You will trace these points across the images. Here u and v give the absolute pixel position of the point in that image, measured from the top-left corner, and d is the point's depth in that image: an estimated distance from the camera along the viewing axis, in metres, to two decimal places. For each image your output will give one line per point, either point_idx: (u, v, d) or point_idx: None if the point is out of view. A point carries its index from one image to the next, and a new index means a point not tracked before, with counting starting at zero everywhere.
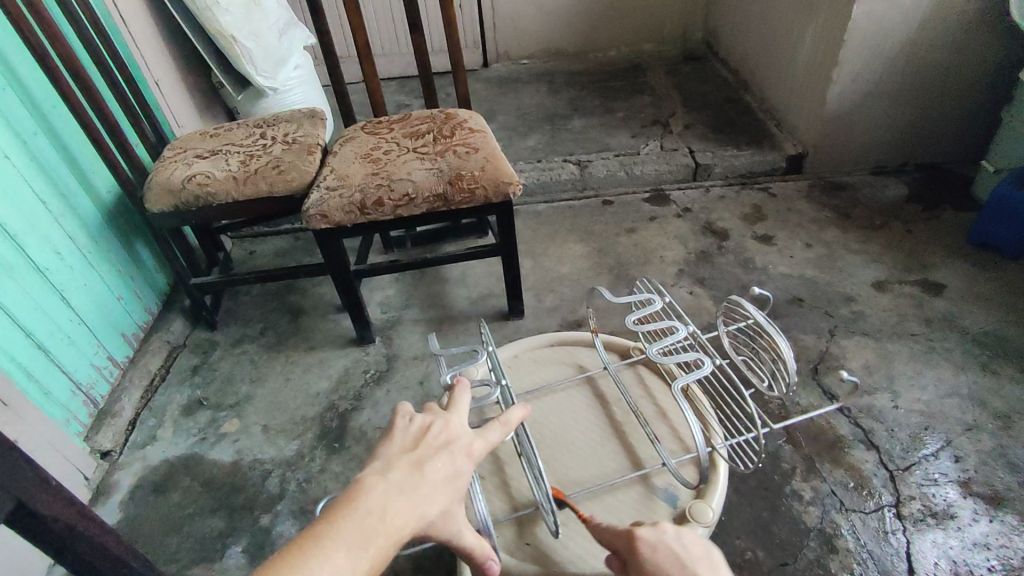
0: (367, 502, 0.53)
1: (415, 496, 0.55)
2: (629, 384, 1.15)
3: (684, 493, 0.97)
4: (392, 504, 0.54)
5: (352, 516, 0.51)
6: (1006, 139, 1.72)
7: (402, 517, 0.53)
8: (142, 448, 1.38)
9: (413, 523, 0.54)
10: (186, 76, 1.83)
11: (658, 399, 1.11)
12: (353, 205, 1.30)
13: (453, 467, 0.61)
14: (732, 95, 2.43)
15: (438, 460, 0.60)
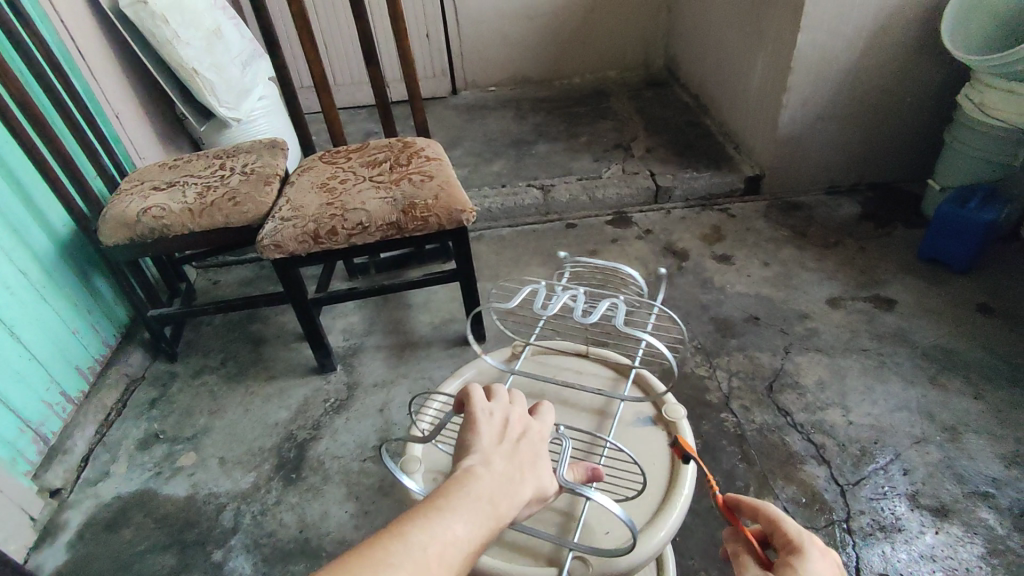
0: (475, 487, 0.55)
1: (512, 481, 0.58)
2: (537, 373, 1.04)
3: (646, 410, 0.97)
4: (490, 488, 0.55)
5: (457, 499, 0.53)
6: (948, 159, 1.79)
7: (501, 500, 0.55)
8: (94, 485, 1.36)
9: (513, 507, 0.56)
10: (148, 108, 1.84)
11: (576, 375, 1.03)
12: (308, 234, 1.31)
13: (537, 453, 0.64)
14: (692, 119, 2.49)
15: (523, 448, 0.62)
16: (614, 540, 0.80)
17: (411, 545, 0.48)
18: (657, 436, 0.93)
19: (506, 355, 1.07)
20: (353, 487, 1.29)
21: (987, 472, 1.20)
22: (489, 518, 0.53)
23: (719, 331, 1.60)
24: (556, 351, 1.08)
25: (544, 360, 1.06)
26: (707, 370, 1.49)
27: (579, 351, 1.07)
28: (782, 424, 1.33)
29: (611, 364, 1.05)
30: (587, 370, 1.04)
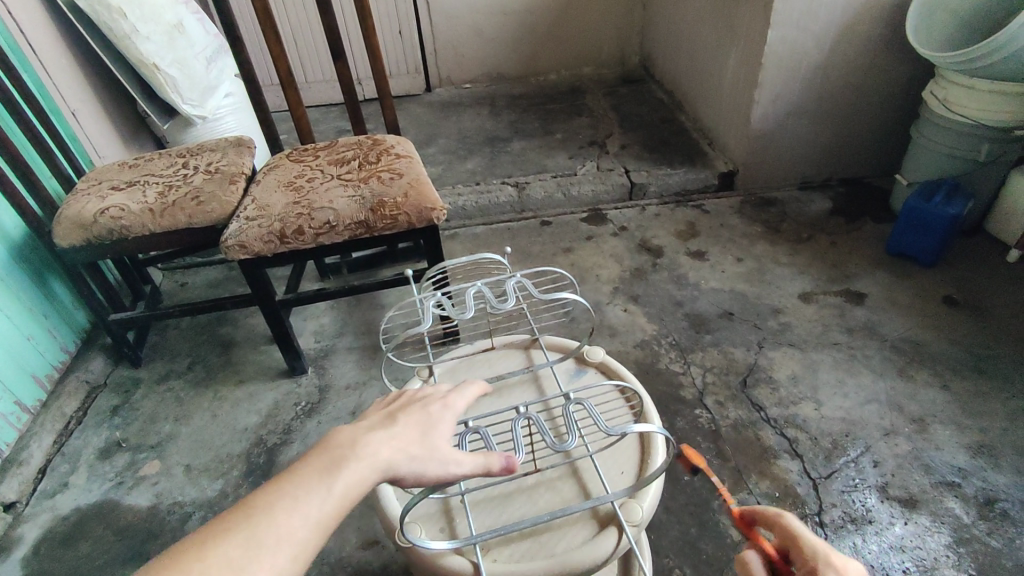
0: (338, 437, 0.53)
1: (391, 444, 0.55)
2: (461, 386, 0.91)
3: (570, 364, 0.93)
4: (367, 449, 0.52)
5: (327, 456, 0.50)
6: (915, 154, 1.81)
7: (374, 460, 0.52)
8: (52, 497, 1.31)
9: (382, 452, 0.53)
10: (107, 106, 1.78)
11: (499, 371, 0.92)
12: (273, 234, 1.27)
13: (427, 419, 0.61)
14: (666, 116, 2.50)
15: (409, 417, 0.60)
16: (632, 475, 0.79)
17: (266, 506, 0.45)
18: (596, 378, 0.90)
19: (419, 387, 0.92)
20: None
21: (954, 462, 1.22)
22: (357, 477, 0.49)
23: (694, 327, 1.60)
24: (466, 358, 0.96)
25: (459, 371, 0.94)
26: (682, 366, 1.49)
27: (485, 347, 0.96)
28: (756, 420, 1.34)
29: (520, 345, 0.96)
30: (503, 360, 0.94)
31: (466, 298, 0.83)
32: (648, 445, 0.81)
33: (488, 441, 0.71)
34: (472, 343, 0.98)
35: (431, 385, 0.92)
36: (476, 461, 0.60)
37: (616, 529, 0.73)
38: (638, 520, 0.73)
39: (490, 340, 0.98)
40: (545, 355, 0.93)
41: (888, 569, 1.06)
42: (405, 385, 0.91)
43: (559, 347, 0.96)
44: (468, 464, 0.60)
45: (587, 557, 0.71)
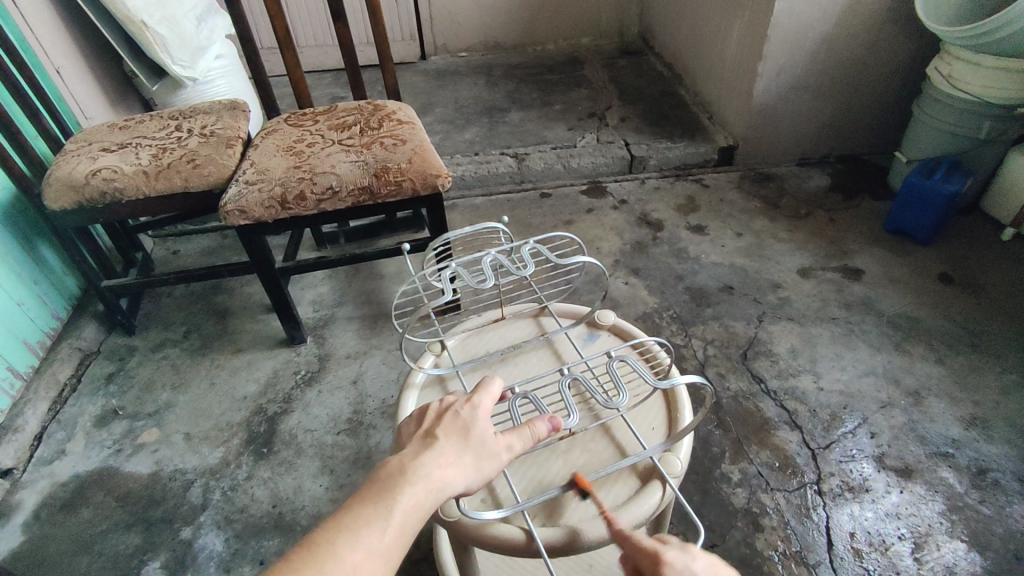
0: (382, 470, 0.53)
1: (440, 461, 0.55)
2: (476, 357, 0.89)
3: (582, 330, 0.93)
4: (417, 473, 0.52)
5: (377, 488, 0.50)
6: (916, 131, 1.82)
7: (426, 481, 0.52)
8: (49, 464, 1.29)
9: (426, 472, 0.53)
10: (93, 65, 1.71)
11: (511, 340, 0.91)
12: (274, 199, 1.24)
13: (461, 421, 0.60)
14: (666, 89, 2.47)
15: (449, 422, 0.60)
16: (662, 431, 0.79)
17: (329, 543, 0.45)
18: (610, 341, 0.90)
19: (433, 361, 0.89)
20: (327, 461, 1.26)
21: (948, 433, 1.25)
22: (413, 505, 0.50)
23: (694, 301, 1.60)
24: (476, 330, 0.94)
25: (471, 343, 0.92)
26: (683, 339, 1.49)
27: (494, 318, 0.94)
28: (756, 391, 1.36)
29: (528, 314, 0.95)
30: (514, 330, 0.93)
31: (483, 267, 0.80)
32: (674, 399, 0.81)
33: (540, 403, 0.72)
34: (479, 315, 0.96)
35: (445, 359, 0.89)
36: (523, 440, 0.61)
37: (660, 481, 0.71)
38: (680, 472, 0.72)
39: (498, 311, 0.96)
40: (558, 322, 0.92)
41: (884, 535, 1.09)
42: (419, 360, 0.87)
43: (569, 313, 0.96)
44: (517, 448, 0.60)
45: (637, 510, 0.69)
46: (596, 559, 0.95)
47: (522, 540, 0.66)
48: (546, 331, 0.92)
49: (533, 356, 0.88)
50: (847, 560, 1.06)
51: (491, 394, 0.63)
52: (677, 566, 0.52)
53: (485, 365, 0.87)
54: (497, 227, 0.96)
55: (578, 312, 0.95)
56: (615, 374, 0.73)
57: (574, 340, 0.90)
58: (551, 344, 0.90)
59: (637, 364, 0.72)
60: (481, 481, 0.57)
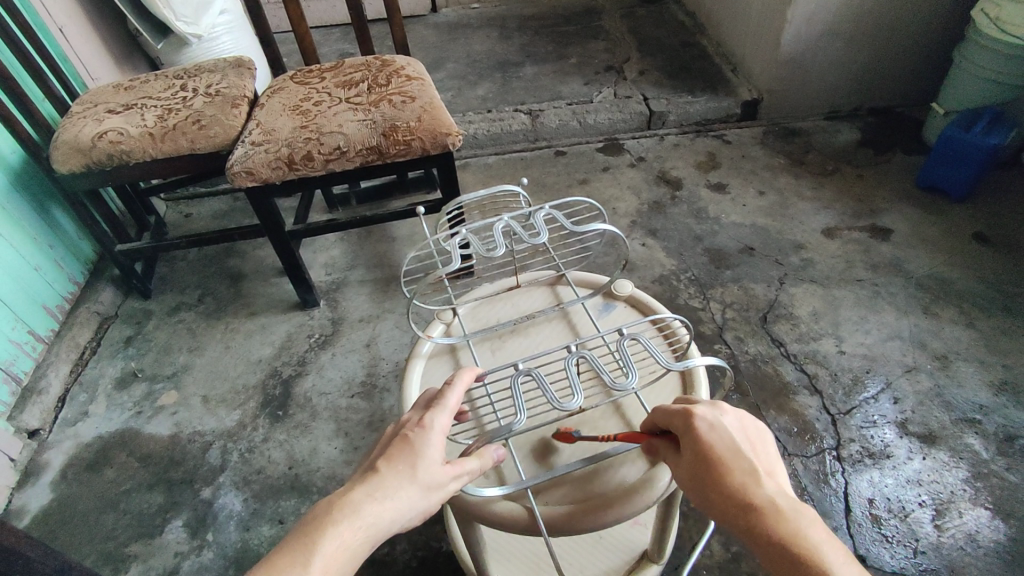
0: (313, 513, 0.48)
1: (377, 497, 0.50)
2: (486, 327, 0.87)
3: (598, 302, 0.89)
4: (344, 511, 0.48)
5: (301, 534, 0.47)
6: (955, 80, 1.70)
7: (354, 521, 0.48)
8: (73, 425, 1.32)
9: (354, 511, 0.48)
10: (95, 22, 1.67)
11: (525, 310, 0.89)
12: (281, 160, 1.21)
13: (408, 447, 0.53)
14: (687, 39, 2.35)
15: (395, 447, 0.54)
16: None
17: None
18: (626, 313, 0.87)
19: (443, 330, 0.87)
20: (342, 424, 1.27)
21: (976, 399, 1.21)
22: (338, 547, 0.46)
23: (713, 263, 1.56)
24: (488, 299, 0.91)
25: (481, 312, 0.89)
26: (701, 302, 1.46)
27: (508, 286, 0.91)
28: (775, 355, 1.33)
29: (544, 282, 0.92)
30: (528, 300, 0.90)
31: (494, 235, 0.76)
32: (691, 378, 0.77)
33: (544, 381, 0.66)
34: (492, 282, 0.93)
35: (456, 328, 0.87)
36: (471, 467, 0.56)
37: (668, 464, 0.69)
38: None
39: (513, 279, 0.93)
40: (574, 292, 0.89)
41: (904, 502, 1.07)
42: (428, 329, 0.86)
43: (587, 284, 0.92)
44: (466, 473, 0.56)
45: (645, 492, 0.67)
46: (606, 530, 0.95)
47: (523, 516, 0.66)
48: (562, 302, 0.89)
49: (546, 328, 0.86)
50: (865, 527, 1.04)
51: (444, 412, 0.57)
52: (708, 419, 0.55)
53: (495, 335, 0.85)
54: (515, 191, 0.90)
55: (594, 283, 0.91)
56: (626, 355, 0.67)
57: (590, 312, 0.87)
58: (566, 316, 0.87)
59: (649, 342, 0.67)
60: (423, 512, 0.52)
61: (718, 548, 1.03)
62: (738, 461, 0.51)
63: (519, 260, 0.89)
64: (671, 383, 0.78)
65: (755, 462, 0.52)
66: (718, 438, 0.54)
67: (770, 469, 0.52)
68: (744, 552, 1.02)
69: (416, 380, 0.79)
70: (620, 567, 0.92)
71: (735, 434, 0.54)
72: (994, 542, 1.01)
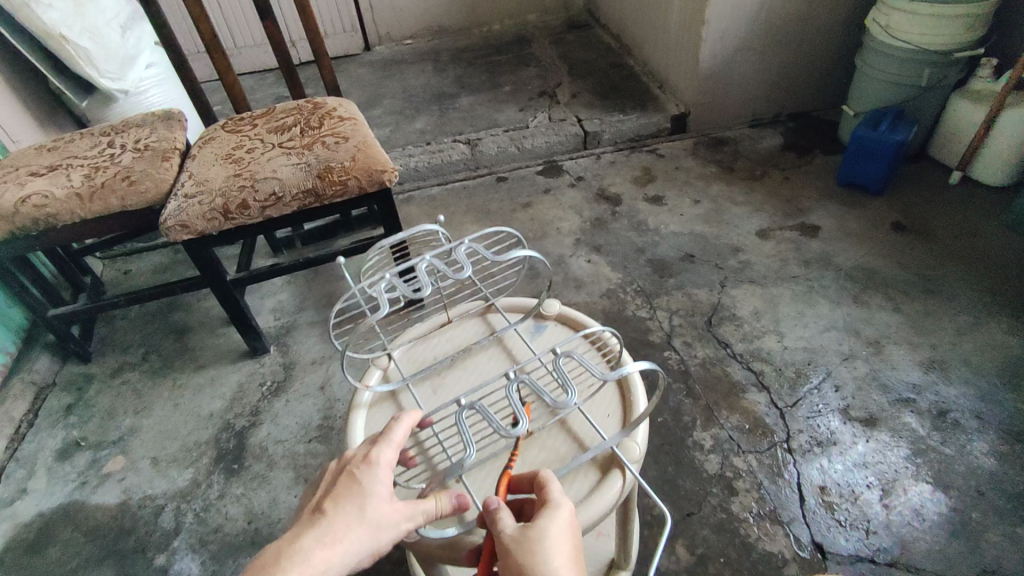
0: (258, 563, 0.48)
1: (326, 542, 0.49)
2: (424, 367, 0.87)
3: (530, 323, 0.91)
4: (293, 558, 0.48)
5: None
6: (860, 84, 1.82)
7: (303, 568, 0.48)
8: (11, 505, 1.25)
9: (299, 557, 0.48)
10: (14, 84, 1.63)
11: (460, 344, 0.90)
12: (215, 212, 1.20)
13: (354, 489, 0.54)
14: (615, 60, 2.45)
15: (342, 488, 0.54)
16: (617, 418, 0.78)
17: None
18: (559, 332, 0.89)
19: (381, 376, 0.86)
20: (300, 471, 1.24)
21: (909, 379, 1.28)
22: None
23: (657, 273, 1.61)
24: (421, 339, 0.92)
25: (417, 352, 0.90)
26: (648, 312, 1.50)
27: (440, 322, 0.92)
28: (722, 356, 1.37)
29: (475, 313, 0.94)
30: (461, 332, 0.92)
31: (419, 275, 0.77)
32: (627, 386, 0.79)
33: (490, 410, 0.66)
34: (424, 321, 0.94)
35: (393, 372, 0.87)
36: (428, 509, 0.56)
37: (619, 468, 0.71)
38: (638, 457, 0.72)
39: (443, 314, 0.94)
40: (505, 318, 0.91)
41: (853, 485, 1.12)
42: (366, 378, 0.85)
43: (517, 308, 0.94)
44: (421, 514, 0.56)
45: (599, 502, 0.68)
46: None
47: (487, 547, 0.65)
48: (495, 329, 0.90)
49: (483, 357, 0.87)
50: (819, 514, 1.08)
51: (390, 446, 0.57)
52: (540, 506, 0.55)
53: (432, 372, 0.86)
54: (432, 229, 0.91)
55: (524, 308, 0.93)
56: (564, 373, 0.69)
57: (523, 335, 0.89)
58: (501, 343, 0.88)
59: (585, 357, 0.69)
60: (374, 553, 0.52)
61: (683, 552, 1.05)
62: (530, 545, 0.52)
63: (446, 295, 0.90)
64: (609, 391, 0.81)
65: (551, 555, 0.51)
66: (529, 557, 0.51)
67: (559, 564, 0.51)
68: (709, 553, 1.05)
69: (359, 433, 0.79)
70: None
71: (553, 545, 0.52)
72: (937, 514, 1.06)
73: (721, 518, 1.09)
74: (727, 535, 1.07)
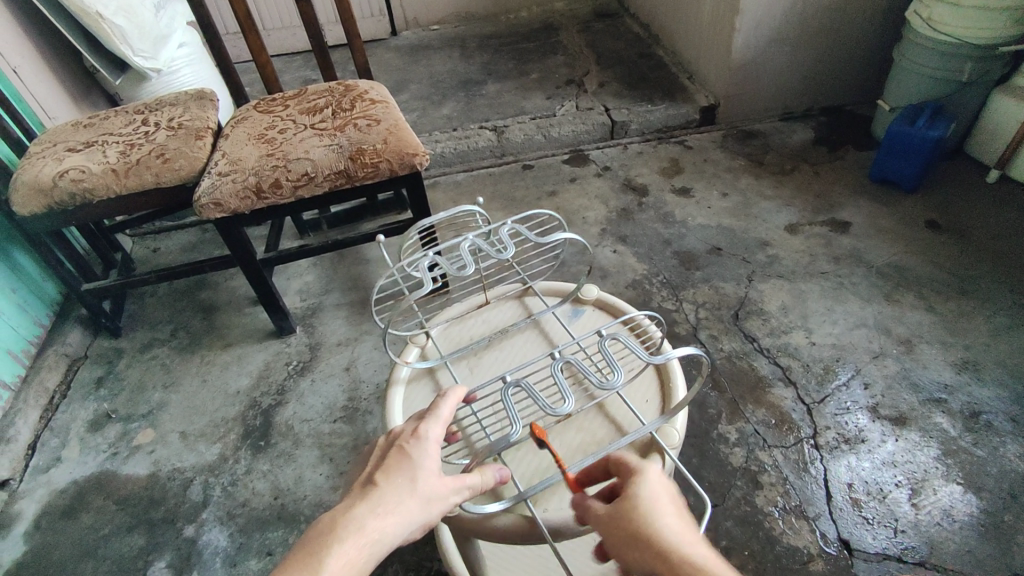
0: (314, 531, 0.49)
1: (378, 513, 0.50)
2: (461, 346, 0.88)
3: (568, 309, 0.91)
4: (348, 528, 0.49)
5: (304, 549, 0.47)
6: (897, 77, 1.78)
7: (358, 536, 0.48)
8: (46, 472, 1.28)
9: (353, 527, 0.49)
10: (51, 61, 1.65)
11: (497, 325, 0.90)
12: (249, 189, 1.21)
13: (404, 462, 0.54)
14: (644, 50, 2.42)
15: (392, 461, 0.54)
16: (656, 404, 0.78)
17: None
18: (596, 317, 0.89)
19: (418, 353, 0.87)
20: (326, 450, 1.26)
21: (940, 379, 1.26)
22: (341, 566, 0.47)
23: (683, 265, 1.59)
24: (458, 319, 0.92)
25: (454, 332, 0.90)
26: (674, 304, 1.49)
27: (477, 303, 0.93)
28: (749, 350, 1.36)
29: (512, 295, 0.94)
30: (498, 314, 0.92)
31: (462, 253, 0.77)
32: (667, 373, 0.79)
33: (533, 389, 0.66)
34: (461, 301, 0.94)
35: (430, 350, 0.88)
36: (473, 484, 0.57)
37: (659, 453, 0.70)
38: (678, 442, 0.72)
39: (481, 296, 0.94)
40: (544, 302, 0.91)
41: (881, 484, 1.11)
42: (404, 355, 0.86)
43: (554, 292, 0.94)
44: (467, 489, 0.56)
45: None
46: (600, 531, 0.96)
47: (526, 525, 0.66)
48: (533, 312, 0.91)
49: (521, 339, 0.87)
50: (846, 511, 1.07)
51: (438, 422, 0.58)
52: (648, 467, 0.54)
53: (470, 352, 0.86)
54: (473, 209, 0.91)
55: (562, 292, 0.93)
56: (608, 354, 0.67)
57: (561, 319, 0.89)
58: (538, 326, 0.88)
59: (629, 340, 0.68)
60: (424, 525, 0.53)
61: (707, 543, 1.05)
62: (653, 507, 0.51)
63: (485, 277, 0.91)
64: (648, 378, 0.80)
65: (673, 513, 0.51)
66: (652, 512, 0.51)
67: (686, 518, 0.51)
68: (733, 546, 1.04)
69: (397, 409, 0.79)
70: None
71: (666, 502, 0.52)
72: (967, 515, 1.05)
73: (745, 511, 1.09)
74: (752, 529, 1.06)
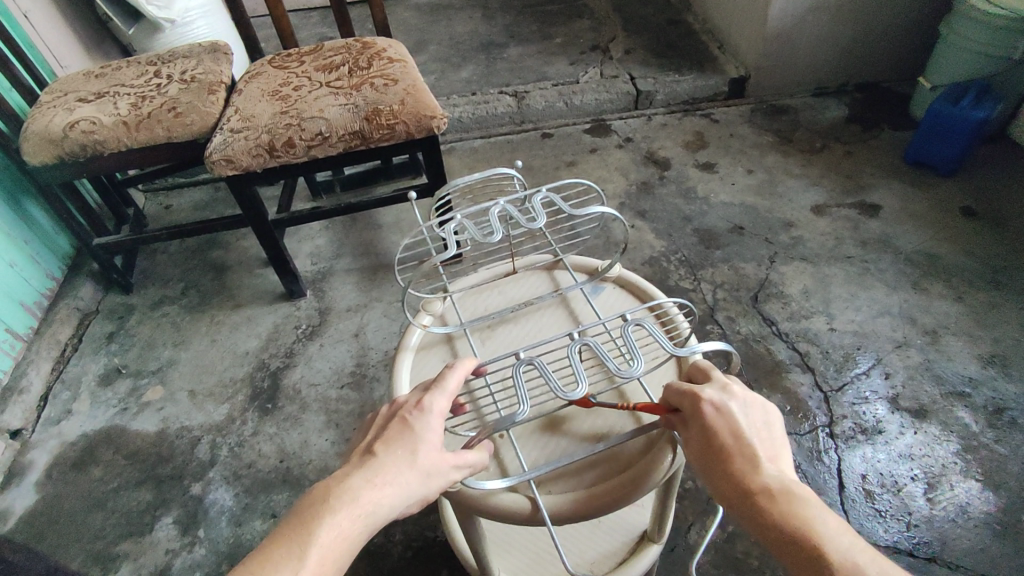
0: (308, 500, 0.48)
1: (374, 483, 0.49)
2: (480, 316, 0.86)
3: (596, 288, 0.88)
4: (342, 498, 0.47)
5: (297, 519, 0.47)
6: (942, 53, 1.69)
7: (352, 507, 0.47)
8: (57, 424, 1.29)
9: (348, 500, 0.47)
10: (63, 7, 1.61)
11: (519, 299, 0.87)
12: (261, 147, 1.18)
13: (405, 434, 0.52)
14: (673, 17, 2.31)
15: (393, 432, 0.52)
16: None
17: None
18: (621, 298, 0.86)
19: (435, 319, 0.85)
20: (332, 415, 1.25)
21: (965, 373, 1.21)
22: (334, 539, 0.46)
23: (703, 243, 1.55)
24: (479, 289, 0.90)
25: (474, 302, 0.88)
26: (692, 283, 1.45)
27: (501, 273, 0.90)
28: (767, 334, 1.32)
29: (540, 268, 0.91)
30: (522, 287, 0.89)
31: (491, 219, 0.73)
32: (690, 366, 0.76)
33: (547, 369, 0.63)
34: (485, 269, 0.91)
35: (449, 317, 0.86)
36: (475, 460, 0.55)
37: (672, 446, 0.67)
38: None
39: (507, 265, 0.91)
40: (571, 277, 0.88)
41: (897, 476, 1.08)
42: (420, 319, 0.84)
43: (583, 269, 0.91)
44: (467, 466, 0.54)
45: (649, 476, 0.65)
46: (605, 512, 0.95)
47: (528, 509, 0.64)
48: (558, 287, 0.88)
49: (543, 315, 0.84)
50: (858, 502, 1.05)
51: (444, 395, 0.55)
52: (716, 403, 0.54)
53: (488, 323, 0.84)
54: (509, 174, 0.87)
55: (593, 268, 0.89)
56: (630, 340, 0.64)
57: (586, 298, 0.86)
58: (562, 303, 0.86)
59: (654, 327, 0.64)
60: (422, 500, 0.51)
61: (712, 528, 1.03)
62: (740, 449, 0.52)
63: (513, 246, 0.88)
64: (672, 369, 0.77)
65: (761, 447, 0.52)
66: (741, 450, 0.52)
67: (773, 451, 0.52)
68: (739, 532, 1.03)
69: (408, 372, 0.78)
70: (622, 547, 0.91)
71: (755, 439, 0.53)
72: (983, 512, 1.02)
73: None
74: None
